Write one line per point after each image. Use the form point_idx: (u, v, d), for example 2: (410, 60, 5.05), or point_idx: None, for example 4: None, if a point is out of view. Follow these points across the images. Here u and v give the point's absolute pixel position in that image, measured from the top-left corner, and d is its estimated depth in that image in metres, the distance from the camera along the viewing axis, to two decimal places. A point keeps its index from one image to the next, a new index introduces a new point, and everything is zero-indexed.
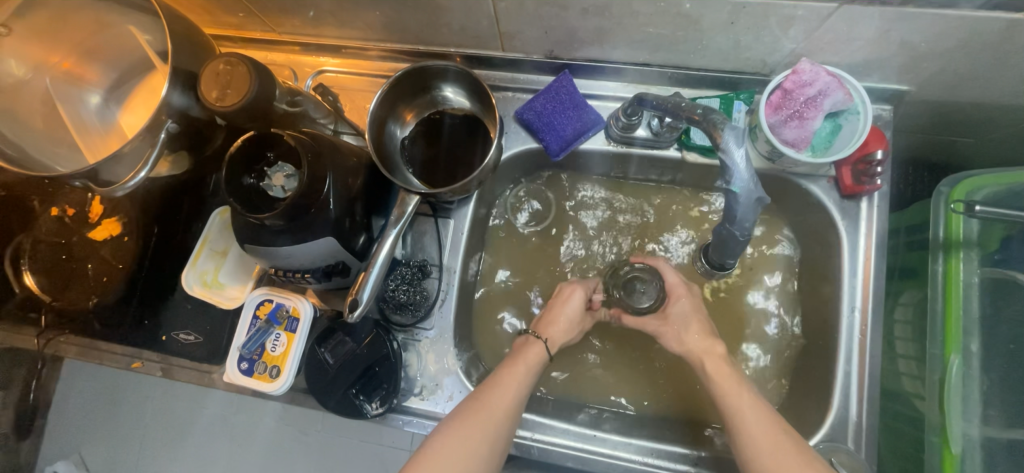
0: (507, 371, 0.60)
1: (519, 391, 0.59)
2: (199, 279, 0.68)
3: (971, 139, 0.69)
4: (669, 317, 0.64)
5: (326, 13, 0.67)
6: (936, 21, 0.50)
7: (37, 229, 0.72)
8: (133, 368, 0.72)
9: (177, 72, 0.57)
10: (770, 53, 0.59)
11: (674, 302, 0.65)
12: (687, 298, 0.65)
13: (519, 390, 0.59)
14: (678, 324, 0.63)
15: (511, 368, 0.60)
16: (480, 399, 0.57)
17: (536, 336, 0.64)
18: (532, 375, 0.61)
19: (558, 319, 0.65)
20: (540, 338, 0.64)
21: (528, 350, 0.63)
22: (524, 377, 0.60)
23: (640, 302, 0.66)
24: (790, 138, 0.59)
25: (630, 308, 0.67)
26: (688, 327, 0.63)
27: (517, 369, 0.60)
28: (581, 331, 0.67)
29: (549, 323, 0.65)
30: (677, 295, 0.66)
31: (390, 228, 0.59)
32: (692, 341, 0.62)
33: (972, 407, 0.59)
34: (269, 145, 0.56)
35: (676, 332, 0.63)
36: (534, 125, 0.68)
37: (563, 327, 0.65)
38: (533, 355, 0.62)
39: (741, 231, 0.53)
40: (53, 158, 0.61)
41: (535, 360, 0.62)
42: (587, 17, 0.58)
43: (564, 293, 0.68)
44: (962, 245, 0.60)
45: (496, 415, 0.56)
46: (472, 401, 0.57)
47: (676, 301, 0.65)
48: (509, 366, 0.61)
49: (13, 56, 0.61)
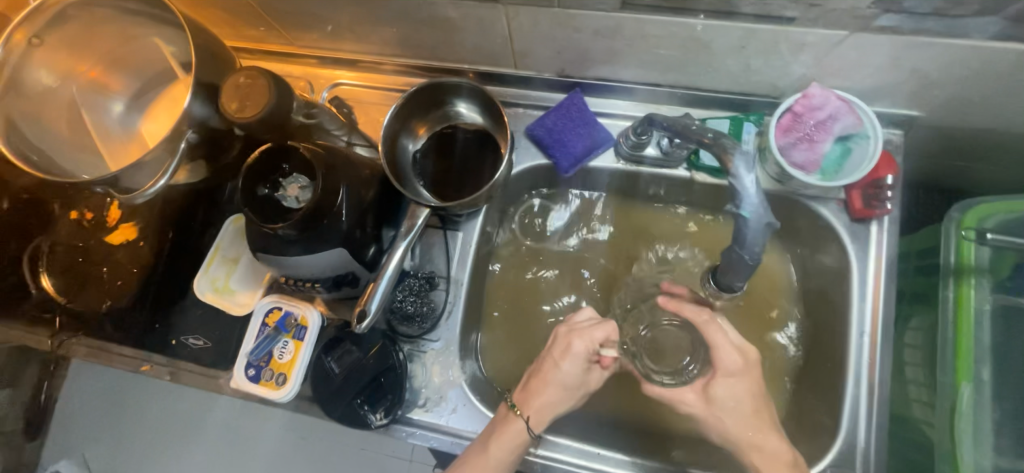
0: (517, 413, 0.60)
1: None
2: (211, 285, 0.70)
3: (983, 166, 0.69)
4: (715, 401, 0.59)
5: (344, 28, 0.69)
6: (946, 51, 0.50)
7: (56, 232, 0.74)
8: (143, 371, 0.72)
9: (200, 83, 0.59)
10: (779, 77, 0.59)
11: (720, 381, 0.59)
12: (739, 377, 0.59)
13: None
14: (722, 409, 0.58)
15: (480, 461, 0.57)
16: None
17: (516, 412, 0.60)
18: (505, 464, 0.58)
19: (546, 384, 0.62)
20: (521, 414, 0.60)
21: (504, 436, 0.58)
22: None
23: (665, 379, 0.62)
24: (799, 161, 0.60)
25: (651, 371, 0.63)
26: (738, 413, 0.58)
27: (486, 461, 0.57)
28: (580, 392, 0.63)
29: (531, 395, 0.61)
30: (726, 374, 0.59)
31: (400, 239, 0.60)
32: (739, 432, 0.58)
33: (985, 436, 0.58)
34: (284, 156, 0.57)
35: (721, 424, 0.58)
36: (544, 142, 0.69)
37: (546, 397, 0.61)
38: (507, 443, 0.58)
39: (750, 256, 0.53)
40: (78, 166, 0.63)
41: (509, 448, 0.58)
42: (598, 38, 0.59)
43: (557, 355, 0.63)
44: (973, 272, 0.60)
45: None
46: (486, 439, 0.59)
47: (722, 382, 0.59)
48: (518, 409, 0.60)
49: (43, 66, 0.62)
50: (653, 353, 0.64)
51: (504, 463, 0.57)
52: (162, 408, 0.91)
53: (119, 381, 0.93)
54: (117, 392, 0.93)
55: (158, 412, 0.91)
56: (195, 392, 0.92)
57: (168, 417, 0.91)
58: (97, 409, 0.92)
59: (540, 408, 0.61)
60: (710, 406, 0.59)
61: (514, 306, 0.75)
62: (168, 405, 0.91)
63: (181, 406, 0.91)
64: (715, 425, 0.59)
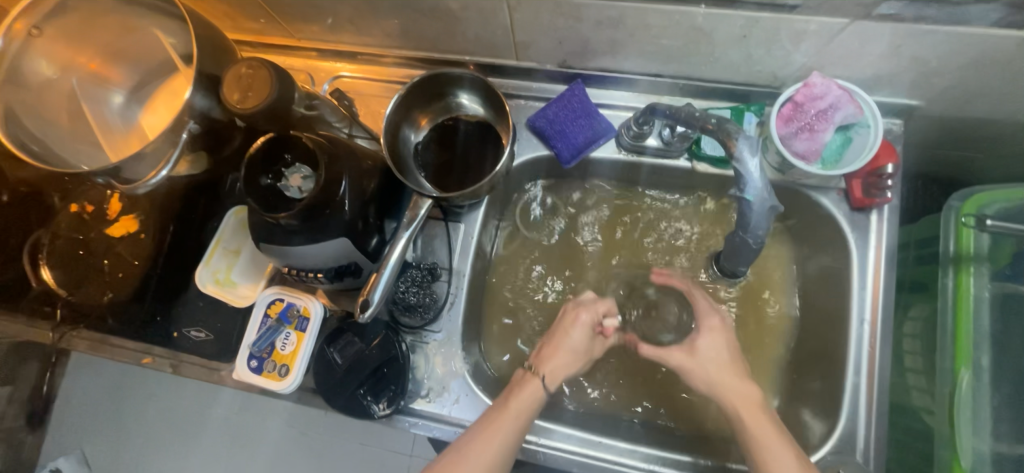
0: (514, 395, 0.59)
1: (509, 441, 0.56)
2: (213, 277, 0.70)
3: (981, 155, 0.69)
4: (697, 352, 0.62)
5: (345, 20, 0.69)
6: (947, 38, 0.50)
7: (56, 224, 0.74)
8: (144, 364, 0.72)
9: (201, 74, 0.58)
10: (781, 67, 0.60)
11: (703, 335, 0.63)
12: (719, 328, 0.63)
13: (509, 439, 0.56)
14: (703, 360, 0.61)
15: (502, 413, 0.58)
16: (466, 446, 0.56)
17: (534, 372, 0.62)
18: (526, 417, 0.58)
19: (559, 350, 0.64)
20: (537, 374, 0.61)
21: (524, 391, 0.60)
22: (516, 424, 0.57)
23: (664, 338, 0.65)
24: (800, 150, 0.60)
25: (645, 337, 0.66)
26: (717, 363, 0.60)
27: (508, 413, 0.58)
28: (586, 359, 0.66)
29: (547, 357, 0.63)
30: (709, 328, 0.63)
31: (402, 230, 0.60)
32: (721, 376, 0.60)
33: (983, 422, 0.58)
34: (286, 146, 0.57)
35: (705, 371, 0.60)
36: (546, 133, 0.69)
37: (562, 360, 0.63)
38: (528, 396, 0.59)
39: (755, 239, 0.53)
40: (79, 156, 0.63)
41: (530, 402, 0.59)
42: (600, 28, 0.59)
43: (569, 322, 0.66)
44: (972, 259, 0.60)
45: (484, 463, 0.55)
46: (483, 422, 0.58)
47: (706, 335, 0.63)
48: (515, 390, 0.60)
49: (43, 57, 0.62)
50: (649, 322, 0.67)
51: (524, 416, 0.58)
52: (163, 402, 0.92)
53: (120, 376, 0.93)
54: (118, 387, 0.93)
55: (159, 406, 0.92)
56: (195, 386, 0.92)
57: (169, 411, 0.91)
58: (98, 402, 0.93)
59: (555, 371, 0.62)
60: (693, 357, 0.61)
61: (516, 295, 0.75)
62: (169, 399, 0.92)
63: (182, 400, 0.92)
64: (700, 375, 0.60)
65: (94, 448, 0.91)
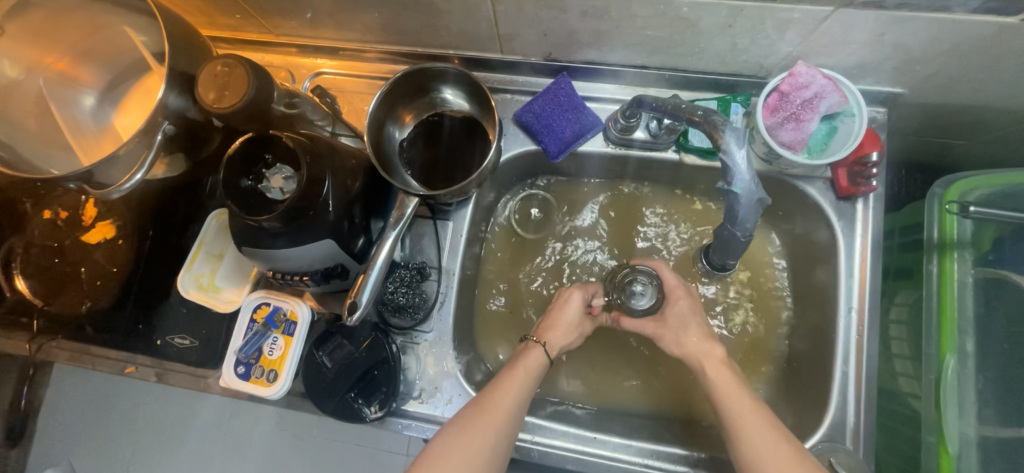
0: (511, 373, 0.60)
1: (518, 404, 0.58)
2: (195, 283, 0.68)
3: (963, 141, 0.70)
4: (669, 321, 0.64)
5: (324, 15, 0.67)
6: (930, 25, 0.50)
7: (28, 232, 0.71)
8: (126, 373, 0.70)
9: (174, 72, 0.56)
10: (766, 56, 0.59)
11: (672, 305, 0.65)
12: (685, 300, 0.65)
13: (520, 398, 0.58)
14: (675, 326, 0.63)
15: (511, 376, 0.59)
16: (477, 412, 0.57)
17: (535, 341, 0.64)
18: (533, 377, 0.60)
19: (558, 323, 0.65)
20: (540, 342, 0.63)
21: (527, 357, 0.62)
22: (524, 384, 0.59)
23: (639, 303, 0.64)
24: (787, 140, 0.60)
25: (628, 310, 0.65)
26: (685, 328, 0.63)
27: (516, 374, 0.60)
28: (581, 335, 0.67)
29: (550, 327, 0.65)
30: (675, 297, 0.65)
31: (389, 230, 0.59)
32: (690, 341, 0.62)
33: (968, 405, 0.59)
34: (266, 146, 0.56)
35: (675, 336, 0.63)
36: (533, 127, 0.69)
37: (562, 331, 0.65)
38: (533, 359, 0.61)
39: (742, 232, 0.54)
40: (49, 161, 0.61)
41: (535, 366, 0.61)
42: (585, 19, 0.58)
43: (565, 298, 0.67)
44: (956, 245, 0.61)
45: (499, 419, 0.56)
46: (480, 401, 0.58)
47: (675, 302, 0.65)
48: (510, 370, 0.60)
49: (7, 56, 0.60)
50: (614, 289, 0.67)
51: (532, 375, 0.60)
52: (149, 411, 0.90)
53: (105, 385, 0.91)
54: (103, 396, 0.91)
55: (146, 415, 0.90)
56: (183, 393, 0.90)
57: (157, 420, 0.89)
58: (83, 413, 0.90)
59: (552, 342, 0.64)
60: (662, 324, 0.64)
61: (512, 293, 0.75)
62: (157, 407, 0.90)
63: (170, 407, 0.90)
64: (671, 339, 0.63)
65: (80, 460, 0.89)
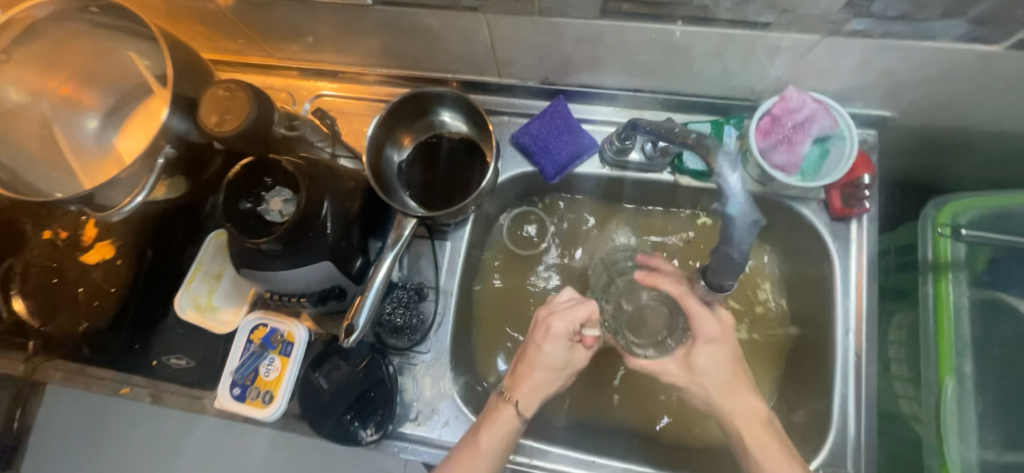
0: (475, 439, 0.59)
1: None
2: (193, 303, 0.68)
3: (957, 162, 0.71)
4: (699, 369, 0.61)
5: (325, 39, 0.68)
6: (916, 53, 0.52)
7: (28, 252, 0.71)
8: (121, 394, 0.70)
9: (178, 97, 0.58)
10: (758, 81, 0.61)
11: (702, 349, 0.61)
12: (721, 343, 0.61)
13: (486, 466, 0.57)
14: (704, 376, 0.61)
15: (475, 443, 0.58)
16: None
17: (506, 399, 0.62)
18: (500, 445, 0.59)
19: (534, 367, 0.64)
20: (509, 401, 0.61)
21: (496, 418, 0.60)
22: (491, 450, 0.58)
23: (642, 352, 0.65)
24: (780, 162, 0.61)
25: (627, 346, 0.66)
26: (718, 380, 0.60)
27: (481, 442, 0.58)
28: (568, 369, 0.65)
29: (523, 377, 0.64)
30: (706, 340, 0.61)
31: (388, 251, 0.59)
32: (719, 393, 0.60)
33: (970, 429, 0.59)
34: (266, 169, 0.56)
35: (704, 388, 0.61)
36: (529, 149, 0.70)
37: (537, 377, 0.64)
38: (502, 421, 0.60)
39: (739, 253, 0.53)
40: (51, 184, 0.61)
41: (504, 432, 0.59)
42: (580, 45, 0.59)
43: (542, 338, 0.65)
44: (950, 267, 0.61)
45: None
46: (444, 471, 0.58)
47: (704, 350, 0.61)
48: (476, 435, 0.59)
49: (13, 83, 0.61)
50: (630, 324, 0.67)
51: (499, 449, 0.58)
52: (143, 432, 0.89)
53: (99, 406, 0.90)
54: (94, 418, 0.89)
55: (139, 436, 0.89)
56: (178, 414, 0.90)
57: (148, 441, 0.88)
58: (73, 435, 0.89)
59: (525, 390, 0.63)
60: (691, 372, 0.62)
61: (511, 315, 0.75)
62: (148, 428, 0.88)
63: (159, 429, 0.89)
64: (699, 391, 0.61)
65: None
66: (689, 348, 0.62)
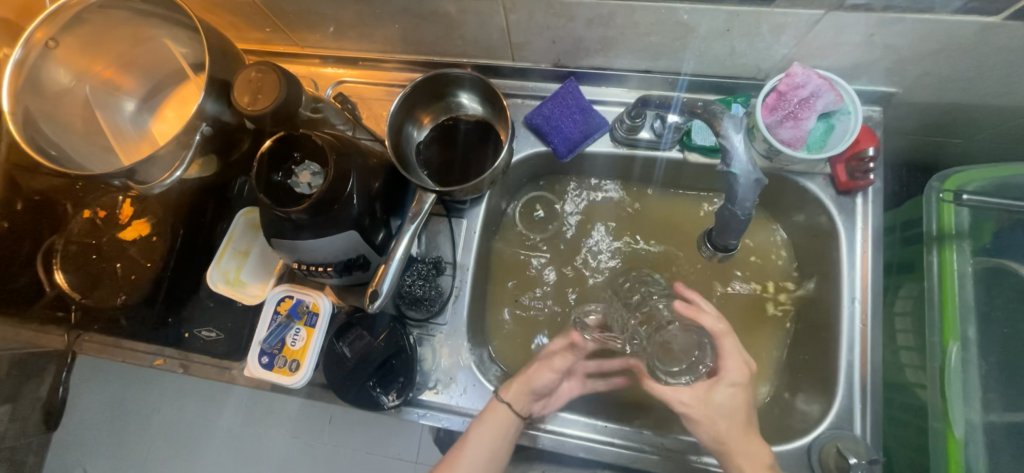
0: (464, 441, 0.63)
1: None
2: (223, 277, 0.71)
3: (961, 140, 0.72)
4: (712, 401, 0.56)
5: (347, 27, 0.71)
6: (917, 26, 0.53)
7: (69, 231, 0.76)
8: (156, 365, 0.73)
9: (214, 80, 0.61)
10: (763, 59, 0.63)
11: (722, 387, 0.56)
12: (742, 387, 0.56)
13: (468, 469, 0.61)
14: (715, 409, 0.56)
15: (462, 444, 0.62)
16: None
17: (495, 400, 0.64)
18: (485, 449, 0.62)
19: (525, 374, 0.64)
20: (496, 401, 0.63)
21: (483, 419, 0.63)
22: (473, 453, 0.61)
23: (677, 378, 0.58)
24: (786, 138, 0.63)
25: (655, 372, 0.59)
26: (732, 418, 0.56)
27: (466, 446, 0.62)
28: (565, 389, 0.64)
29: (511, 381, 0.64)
30: (731, 382, 0.56)
31: (408, 225, 0.62)
32: (729, 436, 0.56)
33: (973, 391, 0.61)
34: (295, 145, 0.59)
35: (714, 428, 0.56)
36: (542, 129, 0.72)
37: (522, 385, 0.63)
38: (488, 422, 0.62)
39: (742, 211, 0.56)
40: (94, 161, 0.66)
41: (489, 428, 0.62)
42: (592, 26, 0.62)
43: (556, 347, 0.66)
44: (954, 237, 0.63)
45: None
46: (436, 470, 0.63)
47: (723, 389, 0.56)
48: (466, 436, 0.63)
49: (61, 65, 0.64)
50: (658, 352, 0.59)
51: (485, 444, 0.62)
52: (170, 413, 0.95)
53: (128, 390, 0.96)
54: (124, 398, 0.96)
55: (168, 417, 0.95)
56: (205, 395, 0.96)
57: (175, 424, 0.95)
58: (105, 417, 0.96)
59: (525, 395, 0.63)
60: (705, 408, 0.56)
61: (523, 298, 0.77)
62: (175, 411, 0.95)
63: (186, 412, 0.95)
64: (707, 427, 0.56)
65: (108, 455, 0.95)
66: (710, 383, 0.57)
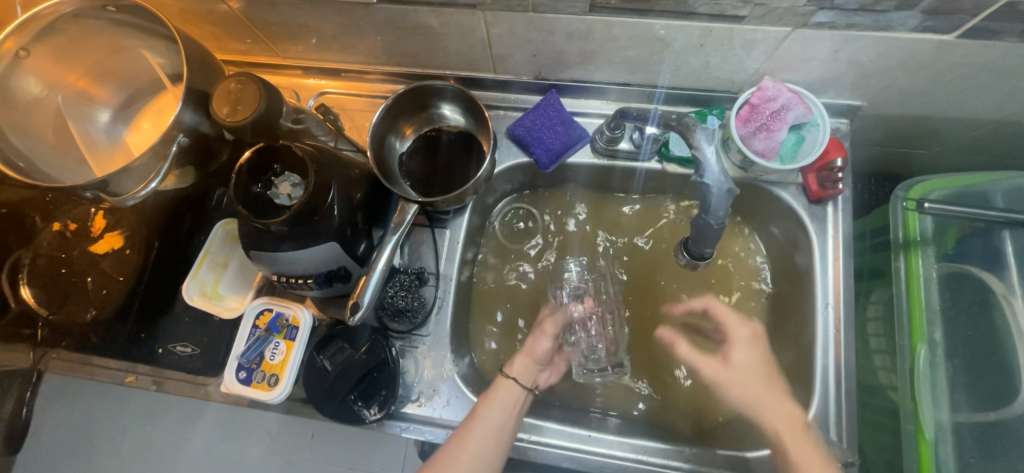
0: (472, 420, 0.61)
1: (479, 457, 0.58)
2: (200, 290, 0.69)
3: (924, 151, 0.76)
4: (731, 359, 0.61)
5: (329, 39, 0.72)
6: (877, 43, 0.56)
7: (37, 245, 0.74)
8: (127, 383, 0.71)
9: (191, 91, 0.61)
10: (736, 73, 0.65)
11: (737, 347, 0.62)
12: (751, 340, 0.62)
13: (483, 445, 0.59)
14: (739, 372, 0.60)
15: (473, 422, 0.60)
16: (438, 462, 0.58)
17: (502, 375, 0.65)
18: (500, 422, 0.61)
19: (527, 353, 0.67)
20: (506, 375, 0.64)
21: (495, 394, 0.63)
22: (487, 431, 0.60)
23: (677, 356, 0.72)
24: (759, 148, 0.65)
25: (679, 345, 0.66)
26: (754, 375, 0.60)
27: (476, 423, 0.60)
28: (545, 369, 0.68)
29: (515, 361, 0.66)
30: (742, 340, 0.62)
31: (390, 236, 0.62)
32: (751, 393, 0.59)
33: (941, 393, 0.63)
34: (275, 156, 0.59)
35: (739, 385, 0.59)
36: (524, 140, 0.73)
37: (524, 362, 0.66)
38: (502, 395, 0.62)
39: (716, 220, 0.57)
40: (64, 173, 0.64)
41: (503, 405, 0.62)
42: (571, 40, 0.63)
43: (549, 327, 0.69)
44: (920, 243, 0.65)
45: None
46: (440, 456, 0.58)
47: (738, 347, 0.62)
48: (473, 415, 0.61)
49: (32, 75, 0.63)
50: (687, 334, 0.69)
51: (499, 421, 0.61)
52: (142, 432, 0.92)
53: (97, 408, 0.93)
54: (92, 417, 0.92)
55: (140, 436, 0.92)
56: (179, 415, 0.93)
57: (148, 443, 0.92)
58: (73, 438, 0.92)
59: (529, 367, 0.66)
60: (727, 369, 0.60)
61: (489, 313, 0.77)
62: (147, 430, 0.92)
63: (159, 431, 0.92)
64: (736, 387, 0.59)
65: None
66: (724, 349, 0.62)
